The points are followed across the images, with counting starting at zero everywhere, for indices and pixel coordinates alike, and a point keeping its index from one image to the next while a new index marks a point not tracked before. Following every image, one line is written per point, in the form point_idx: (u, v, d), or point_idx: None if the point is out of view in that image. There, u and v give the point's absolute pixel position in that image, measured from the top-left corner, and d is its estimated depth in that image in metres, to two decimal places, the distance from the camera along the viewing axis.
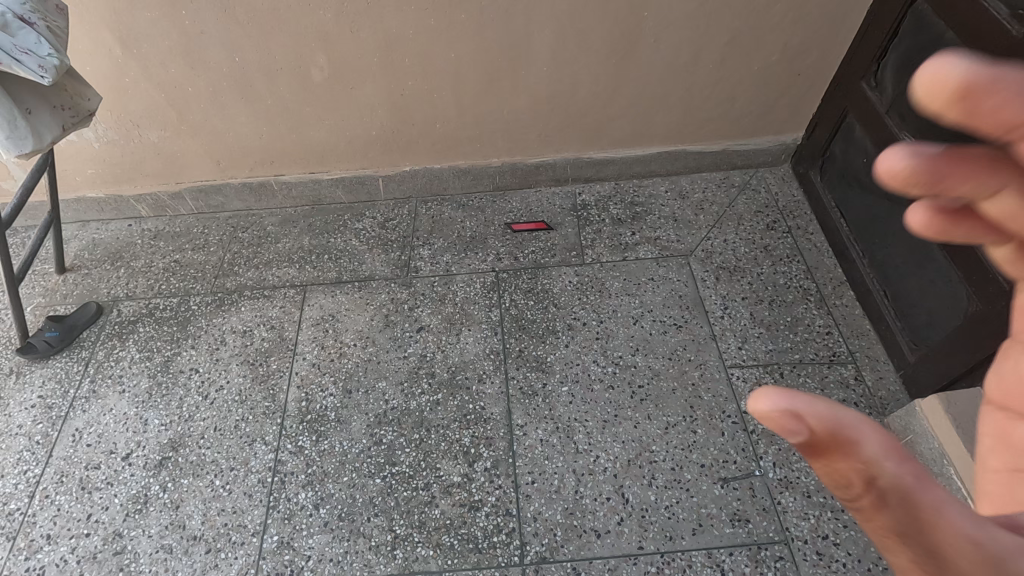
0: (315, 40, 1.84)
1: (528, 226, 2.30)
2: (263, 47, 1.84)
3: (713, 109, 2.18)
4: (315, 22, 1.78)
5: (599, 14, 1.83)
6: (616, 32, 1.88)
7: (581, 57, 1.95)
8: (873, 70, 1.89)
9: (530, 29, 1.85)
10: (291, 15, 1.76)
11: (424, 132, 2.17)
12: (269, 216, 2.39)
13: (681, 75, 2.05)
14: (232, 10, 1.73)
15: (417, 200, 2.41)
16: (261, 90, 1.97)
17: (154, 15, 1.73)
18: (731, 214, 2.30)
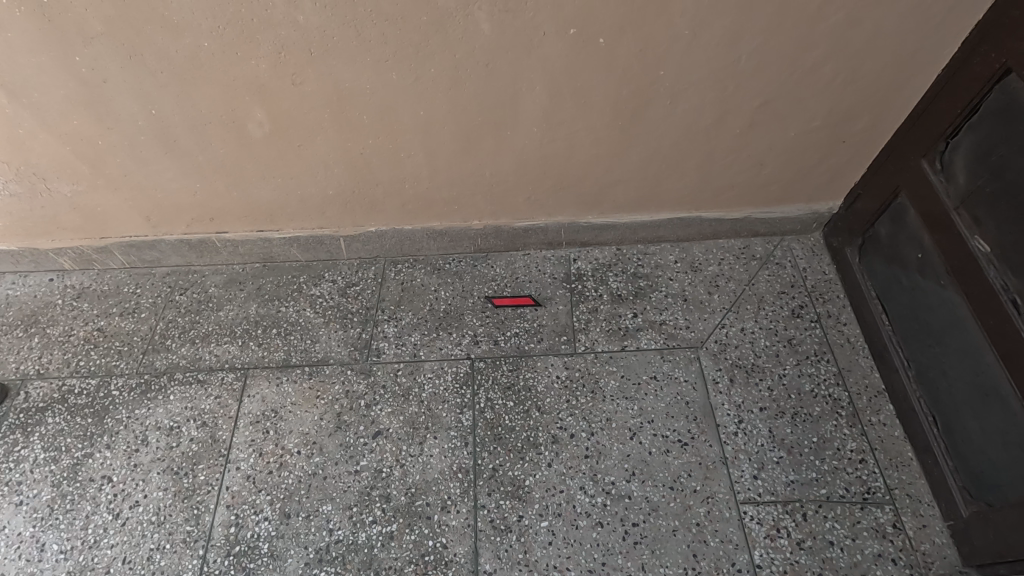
0: (248, 93, 1.47)
1: (511, 302, 1.97)
2: (186, 99, 1.48)
3: (738, 176, 1.82)
4: (247, 74, 1.42)
5: (603, 72, 1.46)
6: (623, 92, 1.52)
7: (580, 117, 1.59)
8: (940, 150, 1.52)
9: (517, 87, 1.49)
10: (215, 65, 1.40)
11: (390, 193, 1.82)
12: (213, 275, 2.06)
13: (701, 140, 1.68)
14: (139, 58, 1.38)
15: (386, 260, 2.08)
16: (189, 146, 1.61)
17: (41, 60, 1.37)
18: (751, 295, 1.97)
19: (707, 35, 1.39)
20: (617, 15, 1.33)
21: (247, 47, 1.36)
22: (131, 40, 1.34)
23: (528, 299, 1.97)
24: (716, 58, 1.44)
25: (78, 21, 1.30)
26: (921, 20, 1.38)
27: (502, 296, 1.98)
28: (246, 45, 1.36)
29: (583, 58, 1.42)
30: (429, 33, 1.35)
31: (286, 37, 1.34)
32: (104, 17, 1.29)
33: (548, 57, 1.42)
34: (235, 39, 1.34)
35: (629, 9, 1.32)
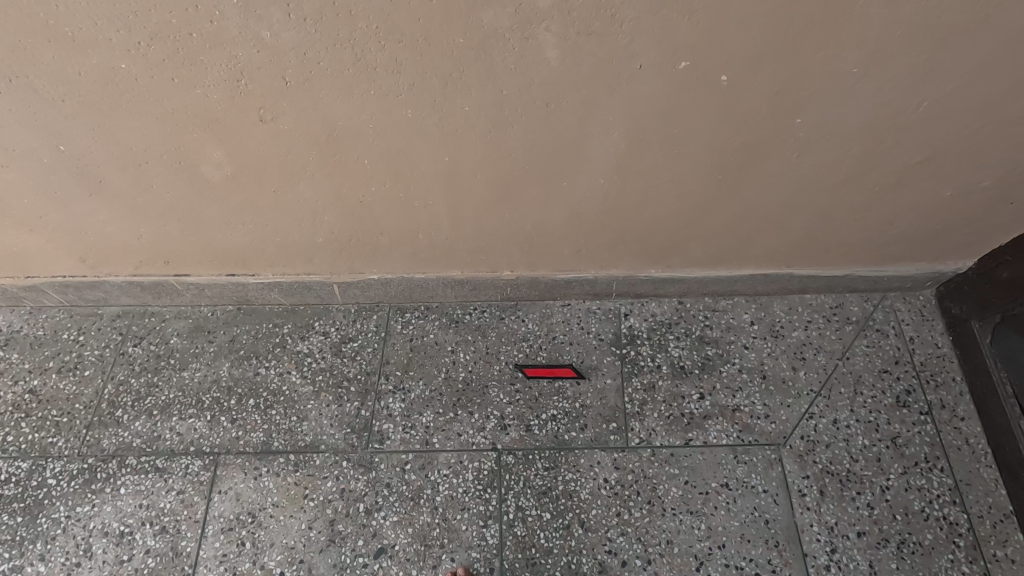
0: (198, 131, 1.02)
1: (547, 373, 1.58)
2: (109, 136, 1.04)
3: (854, 235, 1.40)
4: (193, 106, 0.97)
5: (715, 117, 1.02)
6: (737, 143, 1.07)
7: (669, 171, 1.14)
8: None
9: (591, 134, 1.04)
10: (144, 93, 0.95)
11: (396, 242, 1.38)
12: (175, 320, 1.65)
13: (821, 199, 1.25)
14: (30, 80, 0.94)
15: (392, 308, 1.68)
16: (122, 189, 1.17)
17: None
18: (846, 375, 1.58)
19: (881, 73, 0.94)
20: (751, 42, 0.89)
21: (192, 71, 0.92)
22: (14, 56, 0.90)
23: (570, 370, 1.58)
24: (881, 103, 1.00)
25: None
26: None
27: (536, 362, 1.59)
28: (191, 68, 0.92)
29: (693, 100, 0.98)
30: (464, 59, 0.91)
31: (247, 60, 0.90)
32: None
33: (643, 95, 0.97)
34: (170, 60, 0.90)
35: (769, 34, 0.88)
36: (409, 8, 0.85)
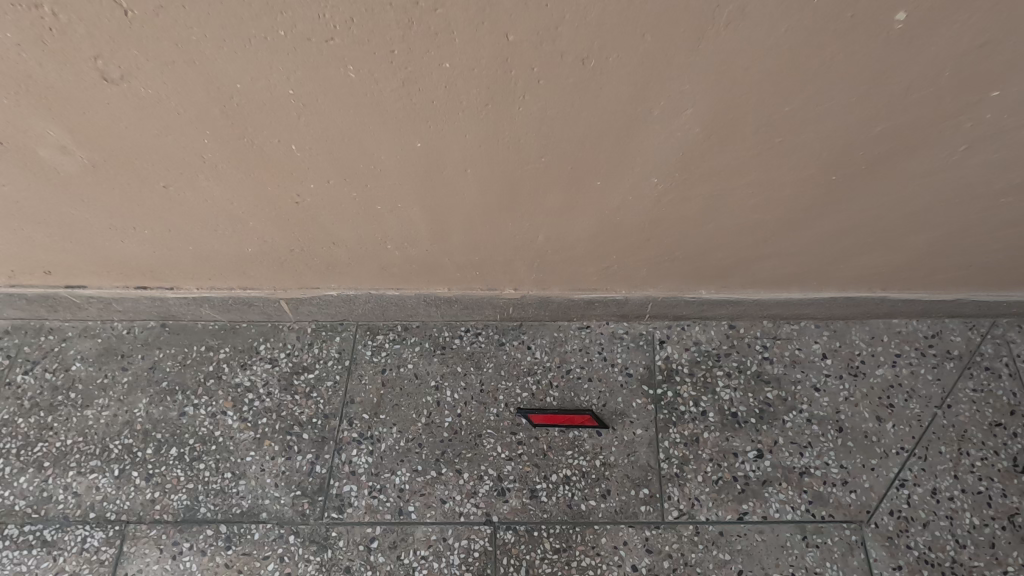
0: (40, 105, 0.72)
1: (559, 421, 1.21)
2: None
3: (986, 253, 1.04)
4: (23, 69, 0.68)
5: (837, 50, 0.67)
6: (862, 95, 0.73)
7: (754, 143, 0.79)
8: None
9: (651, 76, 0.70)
10: None
11: (358, 252, 1.00)
12: (79, 339, 1.29)
13: (961, 210, 0.91)
14: None
15: (360, 329, 1.31)
16: None
17: None
18: (946, 428, 1.22)
19: None
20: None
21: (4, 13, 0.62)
22: None
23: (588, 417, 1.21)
24: None
25: None
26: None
27: (545, 407, 1.23)
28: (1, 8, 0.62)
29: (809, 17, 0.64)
30: None
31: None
32: None
33: (738, 4, 0.63)
34: None
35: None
36: None
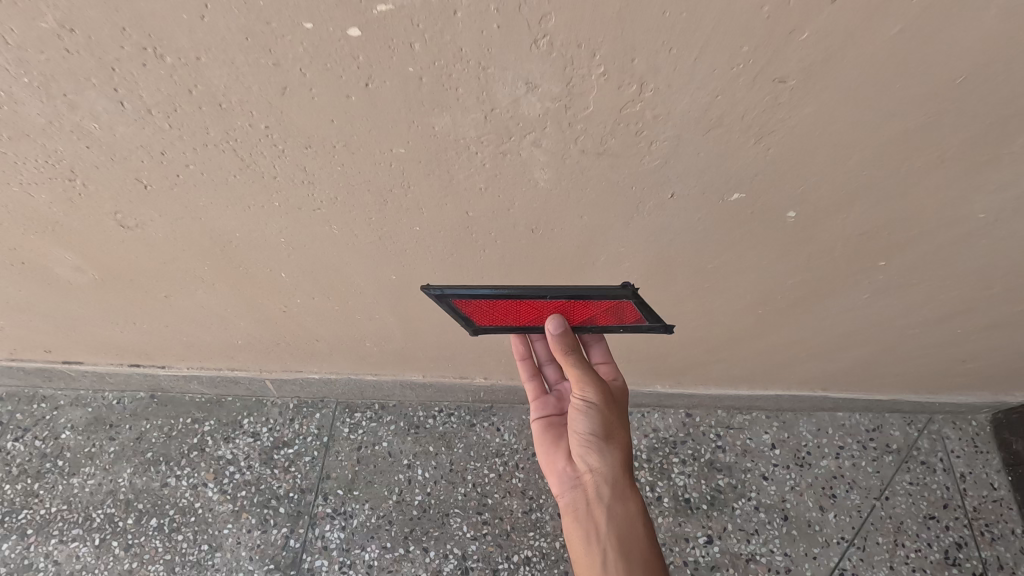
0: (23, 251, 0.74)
1: (553, 300, 0.58)
2: None
3: (924, 371, 1.09)
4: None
5: (809, 242, 0.66)
6: (821, 275, 0.74)
7: (714, 298, 0.81)
8: None
9: (617, 257, 0.72)
10: None
11: (337, 347, 1.09)
12: (73, 407, 1.35)
13: (896, 338, 0.95)
14: None
15: (339, 406, 1.38)
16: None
17: None
18: (885, 519, 1.31)
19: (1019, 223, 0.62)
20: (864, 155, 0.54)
21: None
22: None
23: (471, 319, 0.61)
24: (1010, 252, 0.68)
25: None
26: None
27: (607, 326, 0.62)
28: None
29: (772, 222, 0.64)
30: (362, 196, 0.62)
31: (44, 209, 0.65)
32: None
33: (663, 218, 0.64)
34: None
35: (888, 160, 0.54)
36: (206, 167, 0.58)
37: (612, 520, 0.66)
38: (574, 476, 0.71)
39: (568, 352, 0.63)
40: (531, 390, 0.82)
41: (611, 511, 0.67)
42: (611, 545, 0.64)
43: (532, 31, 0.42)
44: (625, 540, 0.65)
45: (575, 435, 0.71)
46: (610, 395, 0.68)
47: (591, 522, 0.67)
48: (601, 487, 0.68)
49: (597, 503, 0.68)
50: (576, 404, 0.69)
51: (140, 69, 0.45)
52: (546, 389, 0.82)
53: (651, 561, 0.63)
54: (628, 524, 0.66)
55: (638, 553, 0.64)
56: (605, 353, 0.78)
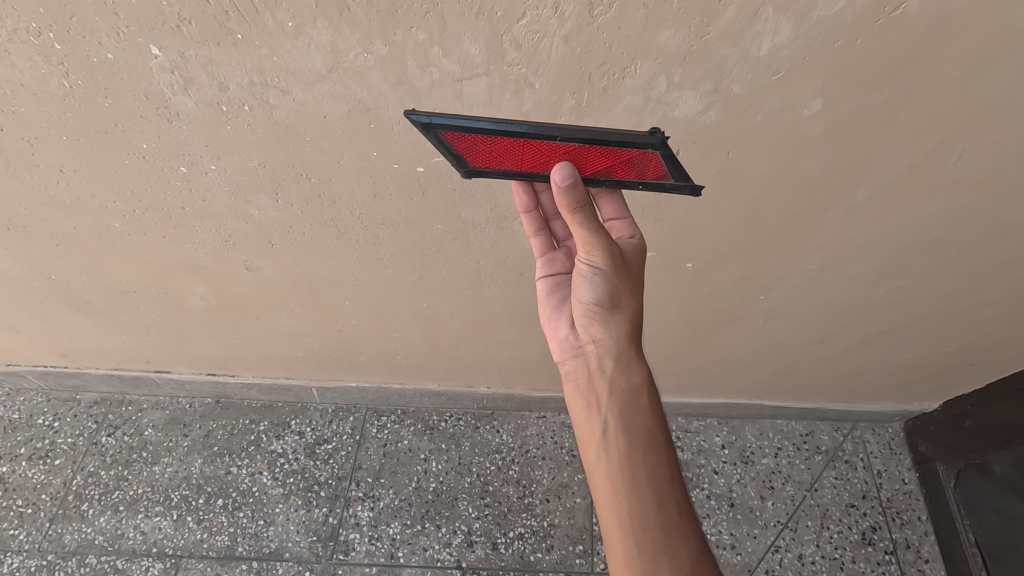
0: (173, 287, 1.08)
1: (563, 144, 0.51)
2: (120, 300, 1.13)
3: (830, 381, 1.40)
4: (164, 271, 1.03)
5: (706, 282, 0.99)
6: (721, 305, 1.07)
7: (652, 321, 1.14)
8: None
9: None
10: (120, 271, 1.04)
11: (374, 360, 1.41)
12: (153, 410, 1.67)
13: (795, 353, 1.26)
14: (27, 256, 1.00)
15: (368, 411, 1.69)
16: (123, 320, 1.22)
17: None
18: (813, 506, 1.60)
19: (841, 273, 0.95)
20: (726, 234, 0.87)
21: (157, 262, 1.01)
22: (19, 245, 0.98)
23: (464, 159, 0.53)
24: (844, 291, 1.00)
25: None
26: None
27: (624, 183, 0.55)
28: (155, 259, 1.00)
29: (678, 270, 0.97)
30: (411, 253, 0.96)
31: (202, 259, 0.99)
32: None
33: None
34: (127, 249, 0.97)
35: (739, 239, 0.87)
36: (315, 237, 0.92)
37: (617, 402, 0.61)
38: (574, 343, 0.66)
39: (575, 209, 0.54)
40: (537, 246, 0.72)
41: (614, 381, 0.62)
42: (613, 419, 0.60)
43: None
44: (632, 421, 0.60)
45: (578, 302, 0.64)
46: (622, 257, 0.60)
47: (593, 397, 0.63)
48: (604, 363, 0.63)
49: (599, 373, 0.63)
50: (583, 267, 0.62)
51: (295, 184, 0.80)
52: (552, 242, 0.73)
53: (656, 438, 0.60)
54: (633, 400, 0.61)
55: (643, 427, 0.60)
56: (621, 206, 0.67)
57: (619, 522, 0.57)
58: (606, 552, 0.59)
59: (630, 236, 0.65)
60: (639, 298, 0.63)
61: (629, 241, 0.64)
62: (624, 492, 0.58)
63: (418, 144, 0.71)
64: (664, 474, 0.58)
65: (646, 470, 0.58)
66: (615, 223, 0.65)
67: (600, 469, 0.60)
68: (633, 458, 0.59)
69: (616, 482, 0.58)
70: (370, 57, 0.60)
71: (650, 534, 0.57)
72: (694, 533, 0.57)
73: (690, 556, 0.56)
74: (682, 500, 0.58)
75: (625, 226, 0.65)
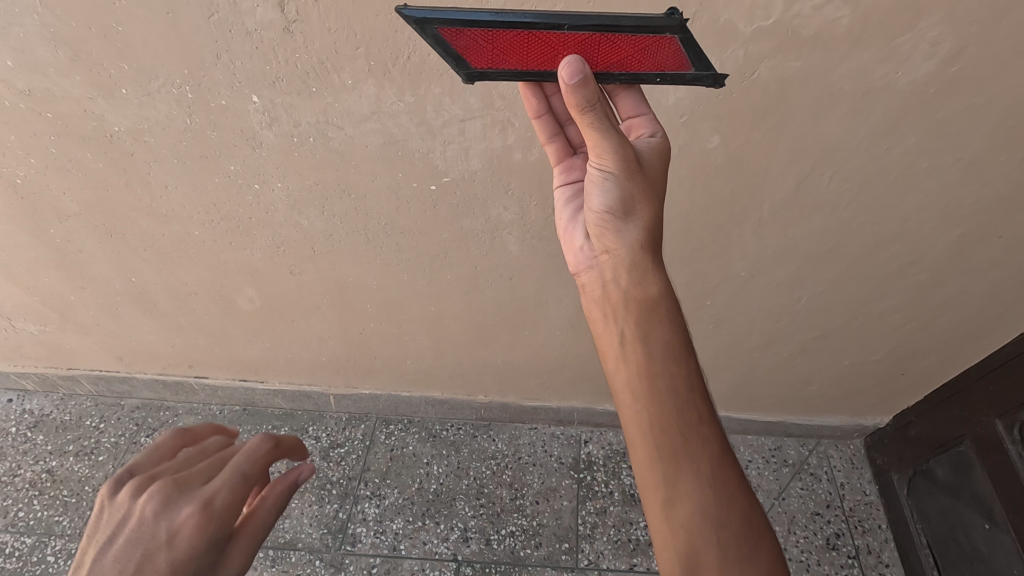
0: (229, 290, 1.33)
1: (573, 35, 0.52)
2: (184, 302, 1.38)
3: (785, 389, 1.59)
4: (225, 275, 1.28)
5: None
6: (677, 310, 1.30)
7: None
8: (1014, 409, 1.28)
9: (559, 295, 1.29)
10: (190, 274, 1.29)
11: (386, 365, 1.62)
12: (187, 415, 1.87)
13: (748, 360, 1.47)
14: (120, 259, 1.26)
15: (378, 419, 1.89)
16: (180, 321, 1.46)
17: (17, 257, 1.27)
18: (781, 512, 1.74)
19: (766, 279, 1.18)
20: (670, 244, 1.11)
21: (221, 266, 1.26)
22: (114, 250, 1.24)
23: (464, 59, 0.54)
24: (774, 296, 1.23)
25: (66, 239, 1.21)
26: (1017, 283, 1.14)
27: (640, 78, 0.57)
28: (220, 264, 1.25)
29: None
30: (422, 260, 1.20)
31: (256, 263, 1.24)
32: (75, 243, 1.22)
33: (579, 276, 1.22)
34: (200, 254, 1.22)
35: (680, 247, 1.11)
36: (350, 247, 1.18)
37: (634, 313, 0.61)
38: (590, 253, 0.67)
39: (586, 109, 0.56)
40: (554, 153, 0.74)
41: (630, 292, 0.62)
42: (630, 328, 0.61)
43: (506, 188, 1.01)
44: (649, 331, 0.60)
45: (592, 210, 0.65)
46: (634, 156, 0.61)
47: (610, 307, 0.63)
48: (620, 272, 0.63)
49: (614, 283, 0.63)
50: (595, 173, 0.63)
51: (338, 199, 1.06)
52: (568, 150, 0.74)
53: (675, 347, 0.60)
54: (651, 309, 0.60)
55: (661, 336, 0.60)
56: (638, 106, 0.67)
57: (641, 429, 0.59)
58: (629, 455, 0.61)
59: (652, 135, 0.65)
60: (654, 200, 0.63)
61: (651, 140, 0.65)
62: (644, 401, 0.59)
63: (432, 168, 0.98)
64: (683, 381, 0.59)
65: (666, 377, 0.59)
66: (637, 125, 0.66)
67: (619, 378, 0.61)
68: (653, 366, 0.59)
69: (636, 393, 0.60)
70: (401, 103, 0.88)
71: (671, 440, 0.59)
72: (713, 437, 0.60)
73: (709, 458, 0.59)
74: (702, 405, 0.60)
75: (645, 127, 0.66)
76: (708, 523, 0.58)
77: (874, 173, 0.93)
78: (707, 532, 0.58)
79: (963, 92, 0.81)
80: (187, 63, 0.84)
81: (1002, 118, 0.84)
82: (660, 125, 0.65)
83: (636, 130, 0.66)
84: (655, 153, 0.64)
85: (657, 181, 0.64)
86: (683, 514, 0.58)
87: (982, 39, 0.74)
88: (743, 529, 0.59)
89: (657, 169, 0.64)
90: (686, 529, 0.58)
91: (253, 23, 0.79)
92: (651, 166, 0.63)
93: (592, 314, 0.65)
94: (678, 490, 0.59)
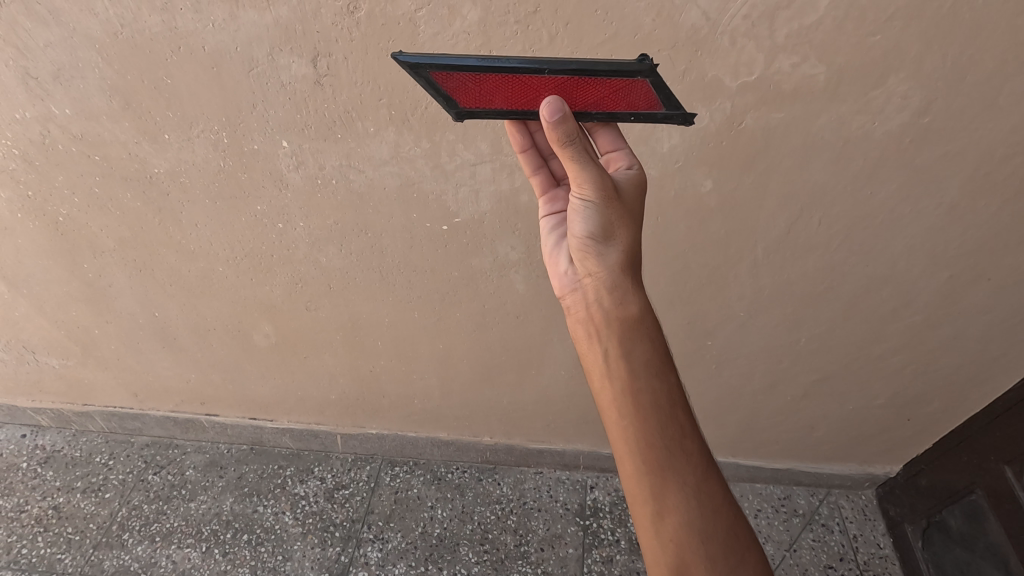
0: (247, 326, 1.39)
1: (552, 79, 0.59)
2: (202, 337, 1.43)
3: (790, 433, 1.58)
4: (244, 310, 1.34)
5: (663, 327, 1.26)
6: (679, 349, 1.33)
7: None
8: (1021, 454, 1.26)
9: (563, 334, 1.33)
10: (212, 310, 1.35)
11: (394, 404, 1.65)
12: (195, 453, 1.89)
13: (751, 403, 1.48)
14: (147, 295, 1.33)
15: (383, 460, 1.89)
16: (197, 356, 1.51)
17: (50, 291, 1.35)
18: (793, 565, 1.69)
19: (765, 319, 1.22)
20: (670, 284, 1.15)
21: (241, 301, 1.32)
22: (143, 285, 1.31)
23: (454, 99, 0.62)
24: (773, 337, 1.26)
25: (98, 274, 1.29)
26: (1011, 326, 1.16)
27: (615, 115, 0.63)
28: (241, 300, 1.31)
29: None
30: (432, 298, 1.26)
31: (275, 299, 1.30)
32: (107, 279, 1.30)
33: None
34: (222, 290, 1.29)
35: (679, 287, 1.16)
36: (365, 284, 1.24)
37: (616, 331, 0.64)
38: (574, 277, 0.71)
39: (566, 143, 0.61)
40: (539, 184, 0.80)
41: (612, 312, 0.65)
42: (612, 347, 0.64)
43: (513, 229, 1.07)
44: (632, 349, 0.63)
45: (575, 236, 0.70)
46: (611, 186, 0.66)
47: (594, 327, 0.66)
48: (601, 294, 0.67)
49: (597, 304, 0.67)
50: (576, 203, 0.68)
51: (355, 237, 1.13)
52: (552, 181, 0.80)
53: (657, 363, 0.63)
54: (632, 327, 0.64)
55: (642, 354, 0.63)
56: (616, 141, 0.73)
57: (629, 445, 0.62)
58: (618, 471, 0.64)
59: (629, 168, 0.71)
60: (632, 227, 0.67)
61: (628, 172, 0.71)
62: (628, 417, 0.62)
63: (444, 209, 1.05)
64: (666, 396, 0.62)
65: (650, 392, 0.62)
66: (615, 159, 0.72)
67: (605, 396, 0.64)
68: (636, 382, 0.62)
69: (621, 410, 0.62)
70: (418, 149, 0.96)
71: (656, 453, 0.61)
72: (696, 450, 0.62)
73: (694, 469, 0.62)
74: (684, 419, 0.62)
75: (622, 160, 0.72)
76: (694, 534, 0.60)
77: (860, 217, 0.99)
78: (694, 543, 0.60)
79: (936, 141, 0.87)
80: (225, 112, 0.94)
81: (976, 165, 0.90)
82: (636, 158, 0.71)
83: (614, 163, 0.72)
84: (632, 183, 0.70)
85: (635, 208, 0.69)
86: (671, 525, 0.60)
87: (948, 93, 0.81)
88: (730, 540, 0.61)
89: (635, 198, 0.69)
90: (674, 540, 0.60)
91: (287, 77, 0.88)
92: (628, 195, 0.69)
93: (577, 334, 0.68)
94: (666, 503, 0.61)
